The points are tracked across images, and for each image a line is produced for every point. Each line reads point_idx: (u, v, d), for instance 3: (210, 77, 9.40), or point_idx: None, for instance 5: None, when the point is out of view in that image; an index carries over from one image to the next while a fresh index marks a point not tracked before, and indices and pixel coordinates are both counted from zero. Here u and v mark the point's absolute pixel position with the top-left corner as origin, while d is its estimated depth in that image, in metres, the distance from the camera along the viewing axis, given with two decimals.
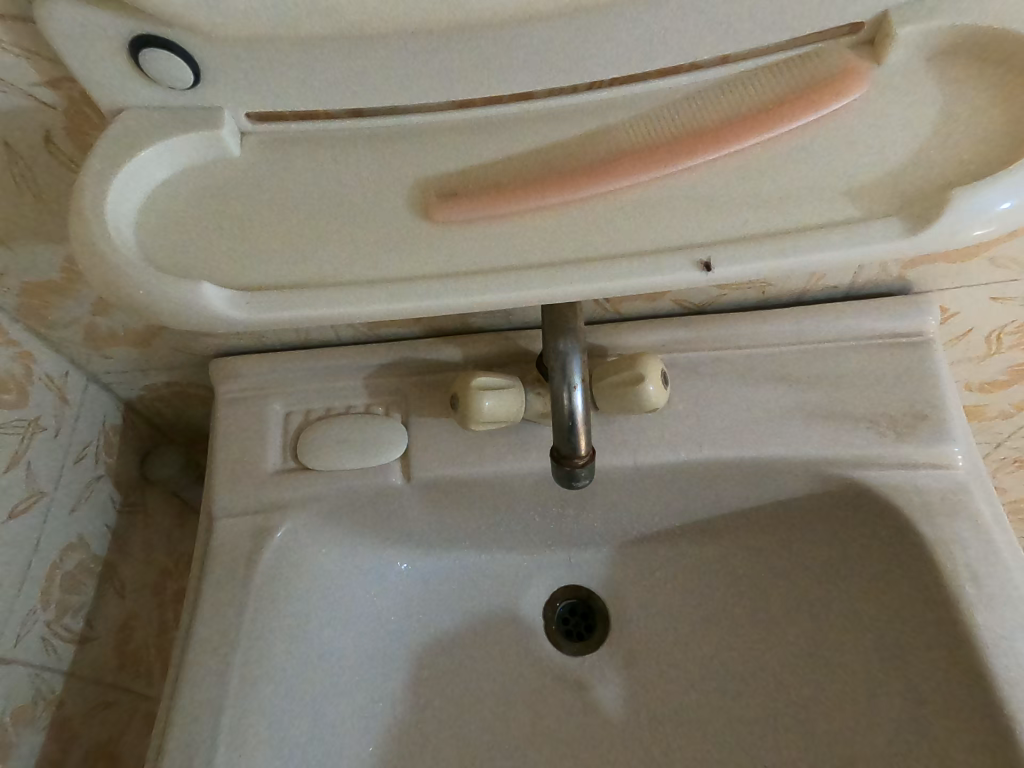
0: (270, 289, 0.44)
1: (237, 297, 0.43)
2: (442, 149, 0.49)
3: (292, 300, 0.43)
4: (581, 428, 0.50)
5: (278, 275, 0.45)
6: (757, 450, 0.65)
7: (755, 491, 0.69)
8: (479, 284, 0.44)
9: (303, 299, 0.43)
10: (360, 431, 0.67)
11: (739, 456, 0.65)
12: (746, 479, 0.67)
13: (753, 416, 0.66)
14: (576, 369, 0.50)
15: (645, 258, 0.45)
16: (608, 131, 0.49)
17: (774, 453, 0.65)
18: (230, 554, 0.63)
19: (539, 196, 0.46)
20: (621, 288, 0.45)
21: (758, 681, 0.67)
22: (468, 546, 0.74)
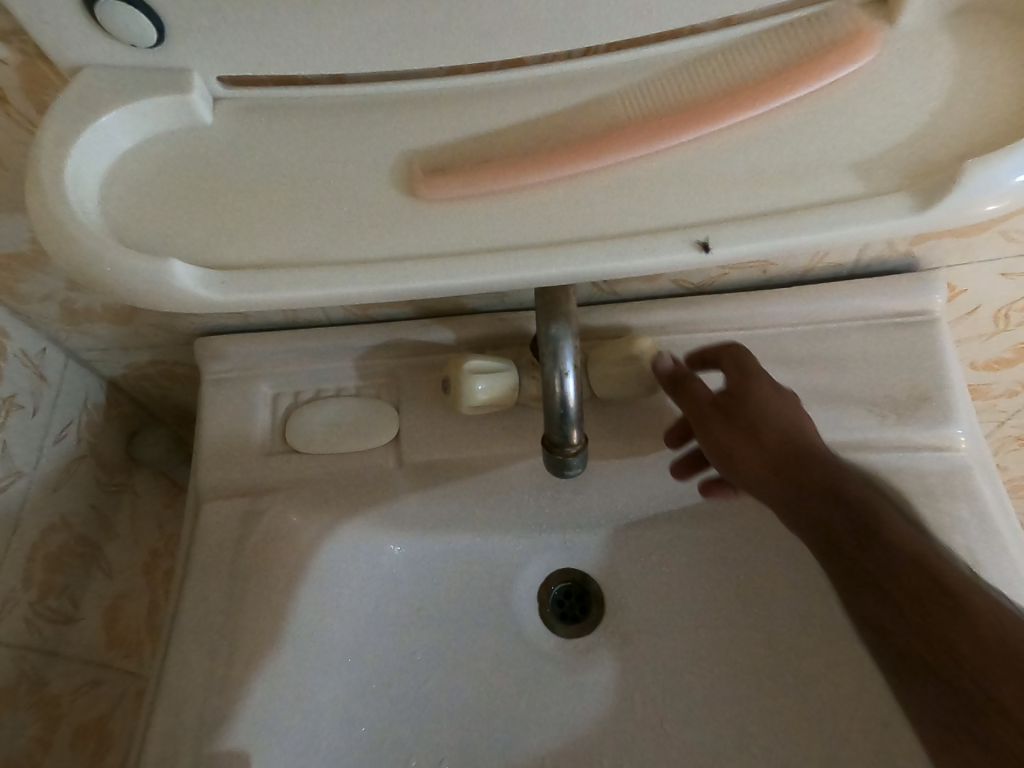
0: (246, 268, 0.42)
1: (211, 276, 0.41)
2: (426, 120, 0.46)
3: (268, 281, 0.41)
4: (574, 416, 0.48)
5: (253, 254, 0.42)
6: None
7: None
8: (464, 266, 0.42)
9: (280, 280, 0.41)
10: (351, 415, 0.66)
11: None
12: None
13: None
14: (568, 355, 0.48)
15: (640, 239, 0.42)
16: (603, 100, 0.45)
17: None
18: (216, 538, 0.62)
19: (529, 173, 0.43)
20: (616, 270, 0.42)
21: (748, 663, 0.67)
22: (460, 528, 0.72)
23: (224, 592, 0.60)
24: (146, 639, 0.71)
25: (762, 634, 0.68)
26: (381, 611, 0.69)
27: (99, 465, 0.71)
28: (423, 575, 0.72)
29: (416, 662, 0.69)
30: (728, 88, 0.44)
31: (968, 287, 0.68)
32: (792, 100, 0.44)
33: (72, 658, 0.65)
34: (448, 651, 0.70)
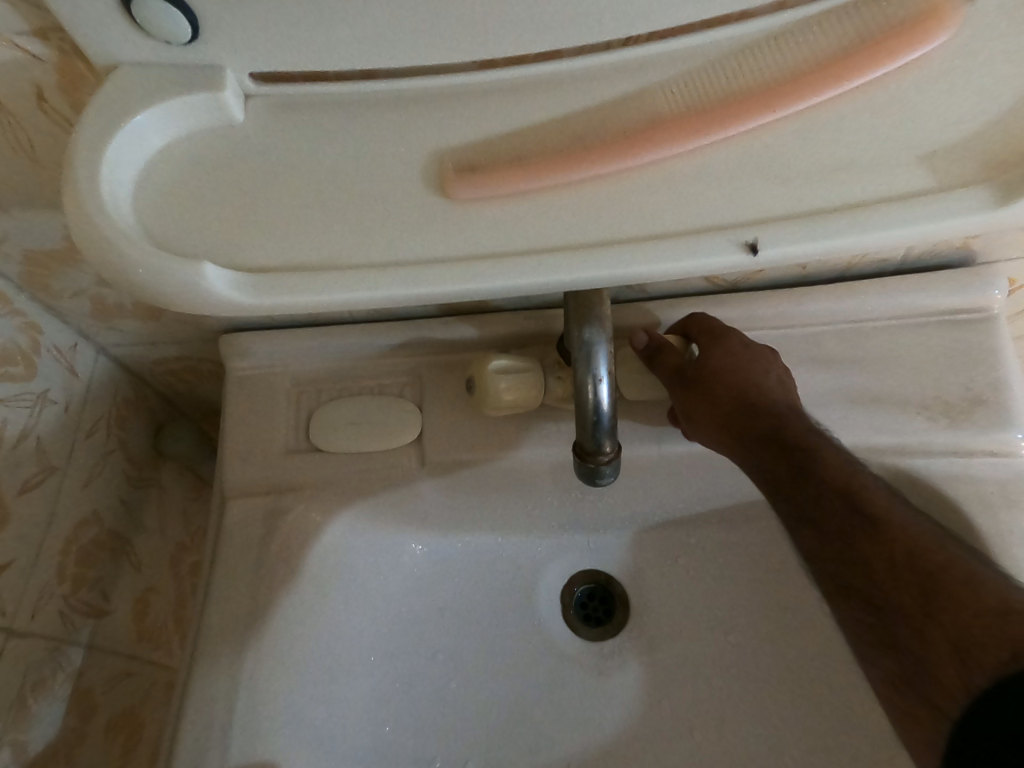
0: (278, 270, 0.41)
1: (243, 279, 0.40)
2: (461, 114, 0.44)
3: (299, 284, 0.40)
4: (607, 422, 0.46)
5: (284, 256, 0.41)
6: None
7: None
8: (500, 269, 0.40)
9: (312, 283, 0.40)
10: (375, 414, 0.65)
11: None
12: None
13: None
14: (601, 359, 0.46)
15: (681, 240, 0.40)
16: (644, 93, 0.43)
17: None
18: (243, 536, 0.62)
19: (567, 170, 0.41)
20: (658, 272, 0.40)
21: (780, 671, 0.66)
22: (484, 529, 0.72)
23: (251, 589, 0.60)
24: (172, 632, 0.74)
25: (796, 639, 0.66)
26: (406, 609, 0.70)
27: (127, 460, 0.71)
28: (446, 574, 0.72)
29: (439, 662, 0.68)
30: (778, 79, 0.41)
31: None
32: (847, 90, 0.41)
33: (105, 652, 0.66)
34: (473, 651, 0.69)
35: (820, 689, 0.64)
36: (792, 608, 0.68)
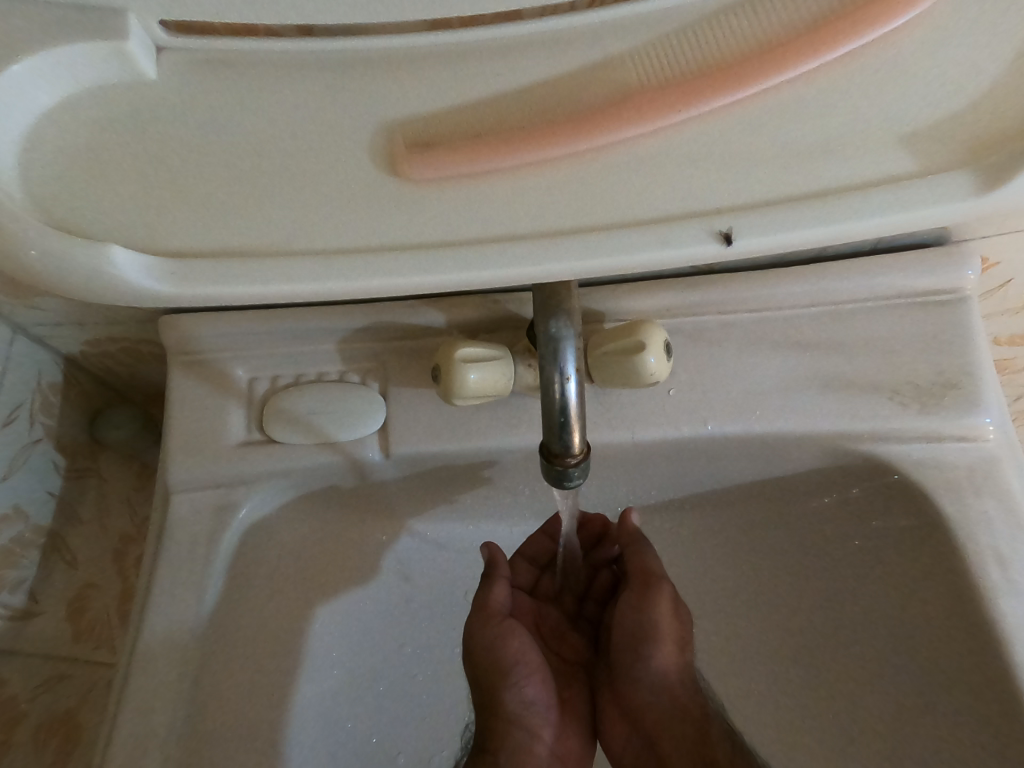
0: (201, 255, 0.36)
1: (158, 264, 0.35)
2: (409, 82, 0.39)
3: (225, 270, 0.35)
4: (575, 424, 0.43)
5: (209, 239, 0.36)
6: (767, 424, 0.59)
7: (760, 467, 0.63)
8: (457, 259, 0.36)
9: (239, 270, 0.35)
10: (335, 403, 0.61)
11: (745, 433, 0.60)
12: (752, 456, 0.62)
13: (765, 386, 0.60)
14: (571, 356, 0.43)
15: (654, 228, 0.36)
16: (614, 60, 0.39)
17: (785, 428, 0.59)
18: (187, 533, 0.58)
19: (529, 150, 0.37)
20: (624, 265, 0.36)
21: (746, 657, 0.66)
22: (451, 515, 0.69)
23: (202, 588, 0.56)
24: (117, 628, 0.68)
25: (752, 622, 0.66)
26: (370, 601, 0.66)
27: (58, 449, 0.65)
28: (414, 563, 0.69)
29: (408, 654, 0.67)
30: (758, 48, 0.38)
31: (1004, 259, 0.62)
32: (834, 57, 0.38)
33: (33, 656, 0.63)
34: (441, 641, 0.69)
35: (770, 667, 0.64)
36: (752, 592, 0.67)
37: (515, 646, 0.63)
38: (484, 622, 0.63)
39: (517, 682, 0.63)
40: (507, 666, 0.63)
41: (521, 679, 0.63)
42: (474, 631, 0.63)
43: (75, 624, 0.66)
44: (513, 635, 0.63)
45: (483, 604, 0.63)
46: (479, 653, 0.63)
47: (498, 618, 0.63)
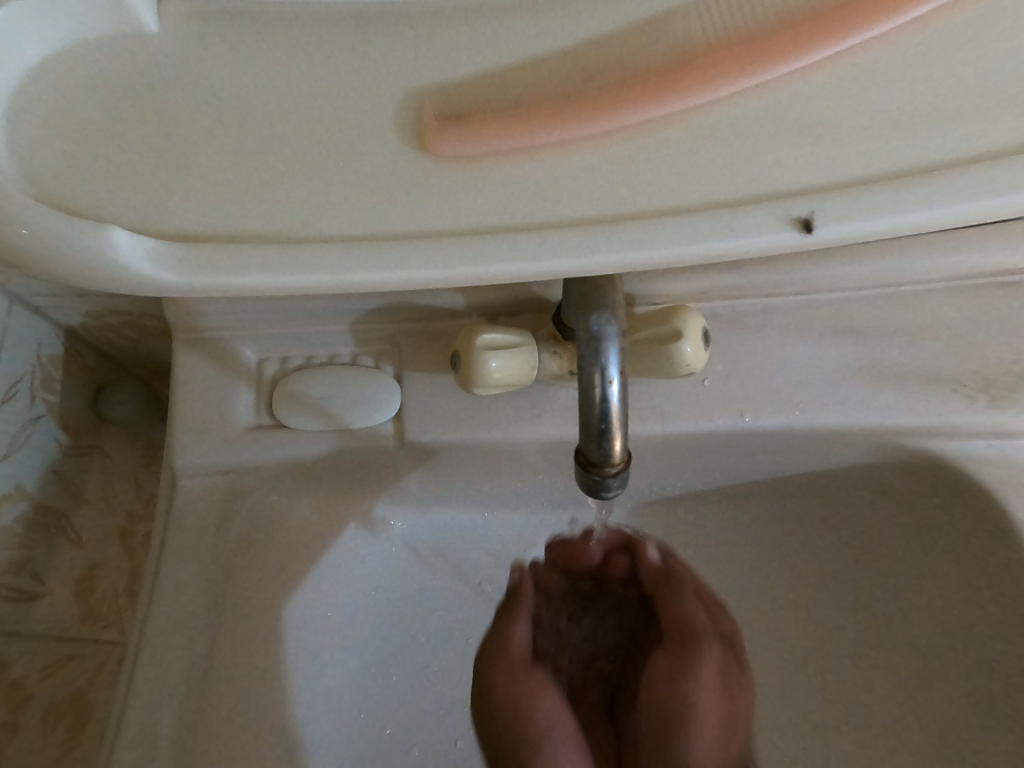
0: (209, 239, 0.32)
1: (158, 247, 0.31)
2: (440, 38, 0.35)
3: (233, 258, 0.31)
4: (617, 430, 0.38)
5: (215, 223, 0.32)
6: (811, 418, 0.56)
7: (800, 461, 0.59)
8: (492, 249, 0.32)
9: (248, 258, 0.31)
10: (348, 388, 0.57)
11: (787, 425, 0.56)
12: (792, 450, 0.58)
13: (811, 377, 0.56)
14: (613, 358, 0.38)
15: (718, 213, 0.32)
16: (674, 13, 0.34)
17: (830, 423, 0.55)
18: (197, 521, 0.56)
19: (578, 123, 0.32)
20: (684, 256, 0.32)
21: (780, 657, 0.61)
22: (466, 501, 0.66)
23: (212, 579, 0.55)
24: (126, 606, 0.67)
25: (782, 621, 0.63)
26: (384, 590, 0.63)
27: (61, 427, 0.63)
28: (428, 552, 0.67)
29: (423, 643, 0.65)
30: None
31: None
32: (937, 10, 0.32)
33: (40, 638, 0.63)
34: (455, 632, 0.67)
35: (810, 667, 0.60)
36: (787, 587, 0.63)
37: (545, 707, 0.57)
38: (508, 673, 0.58)
39: (552, 753, 0.55)
40: (540, 730, 0.56)
41: (554, 749, 0.56)
42: (496, 674, 0.58)
43: (82, 605, 0.65)
44: (543, 695, 0.58)
45: (501, 646, 0.59)
46: (506, 701, 0.57)
47: (521, 659, 0.58)
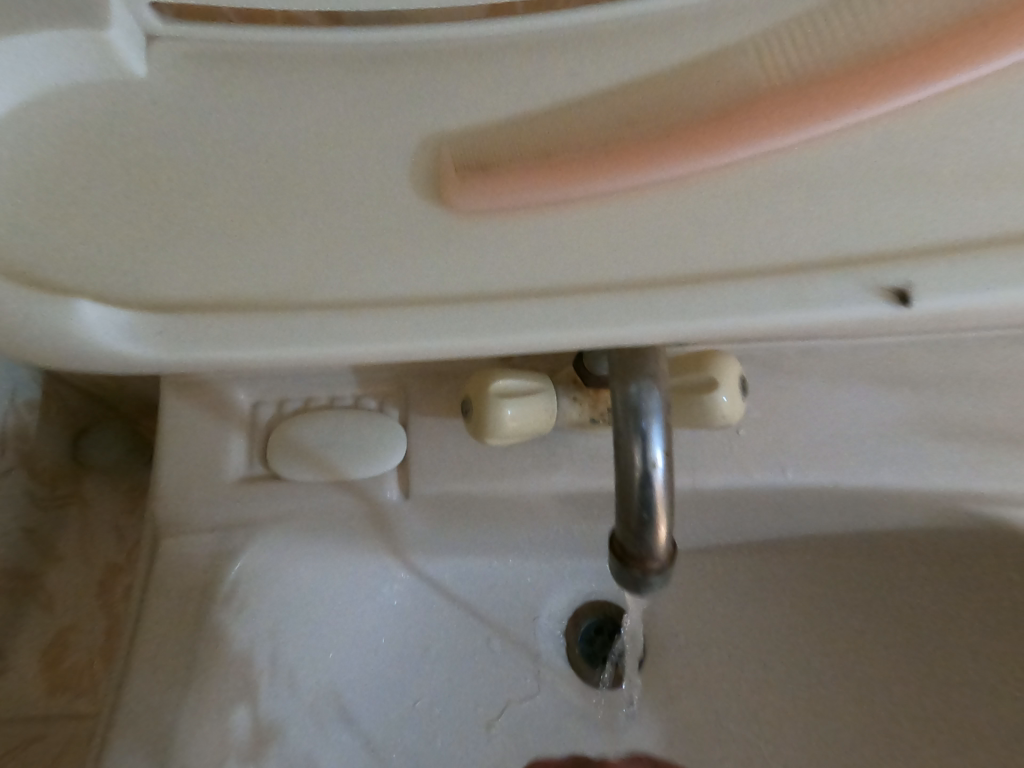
0: (188, 307, 0.28)
1: (131, 320, 0.27)
2: (460, 78, 0.32)
3: (219, 328, 0.27)
4: (661, 523, 0.32)
5: (195, 287, 0.28)
6: (864, 476, 0.50)
7: (850, 517, 0.53)
8: (519, 317, 0.28)
9: (237, 329, 0.27)
10: (351, 434, 0.54)
11: (838, 483, 0.50)
12: (842, 507, 0.52)
13: (859, 431, 0.51)
14: (657, 437, 0.32)
15: (796, 279, 0.27)
16: (728, 54, 0.31)
17: (884, 481, 0.50)
18: (179, 583, 0.50)
19: (612, 174, 0.29)
20: (745, 326, 0.28)
21: (847, 738, 0.52)
22: (476, 554, 0.59)
23: (177, 663, 0.47)
24: (99, 673, 0.63)
25: (843, 702, 0.53)
26: (388, 652, 0.58)
27: (33, 477, 0.59)
28: (432, 613, 0.59)
29: (434, 718, 0.57)
30: (934, 34, 0.28)
31: None
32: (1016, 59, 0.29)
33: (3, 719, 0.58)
34: None
35: (883, 754, 0.51)
36: (847, 660, 0.54)
37: None
38: None
39: None
40: None
41: None
42: None
43: (50, 674, 0.61)
44: None
45: None
46: None
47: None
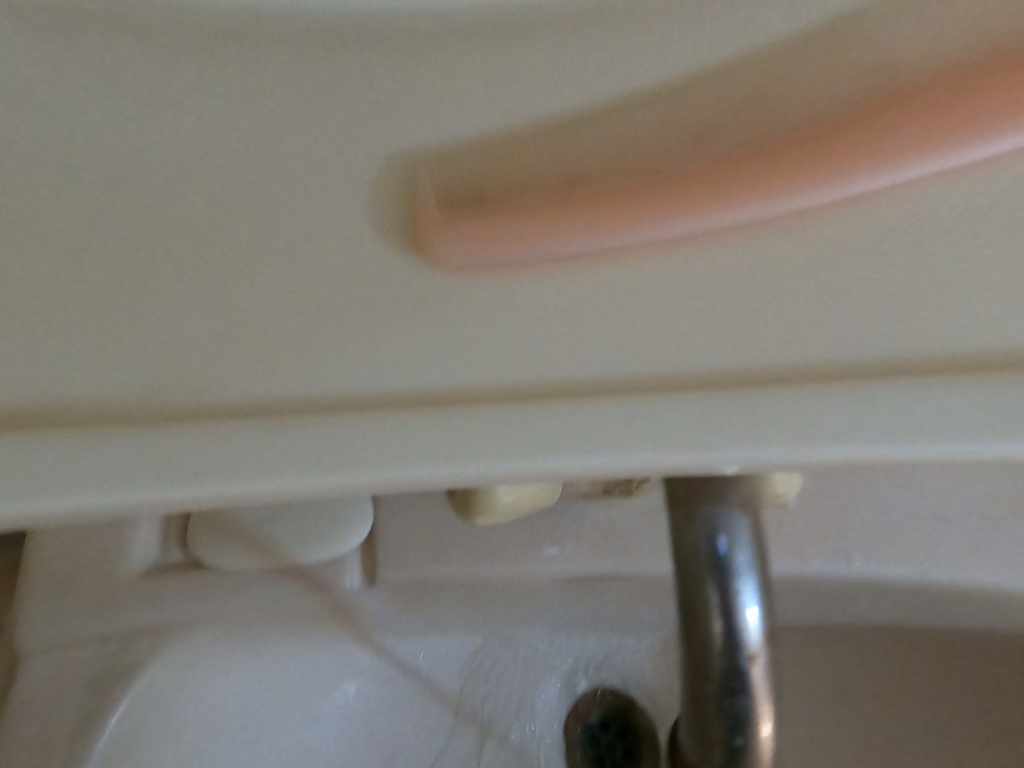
0: (49, 427, 0.19)
1: None
2: (449, 78, 0.24)
3: (96, 462, 0.18)
4: (755, 708, 0.25)
5: (63, 393, 0.19)
6: (946, 570, 0.40)
7: (922, 612, 0.43)
8: (545, 435, 0.18)
9: (78, 456, 0.18)
10: (296, 506, 0.42)
11: (912, 577, 0.40)
12: (913, 603, 0.42)
13: (940, 509, 0.41)
14: (745, 599, 0.25)
15: (967, 384, 0.18)
16: (815, 55, 0.22)
17: (974, 576, 0.40)
18: (76, 702, 0.39)
19: (658, 218, 0.20)
20: (885, 456, 0.18)
21: None
22: (457, 639, 0.48)
23: None
24: None
25: None
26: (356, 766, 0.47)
27: None
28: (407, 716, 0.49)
29: None
30: None
31: None
32: None
33: None
34: None
35: None
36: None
37: None
38: None
39: None
40: None
41: None
42: None
43: None
44: None
45: None
46: None
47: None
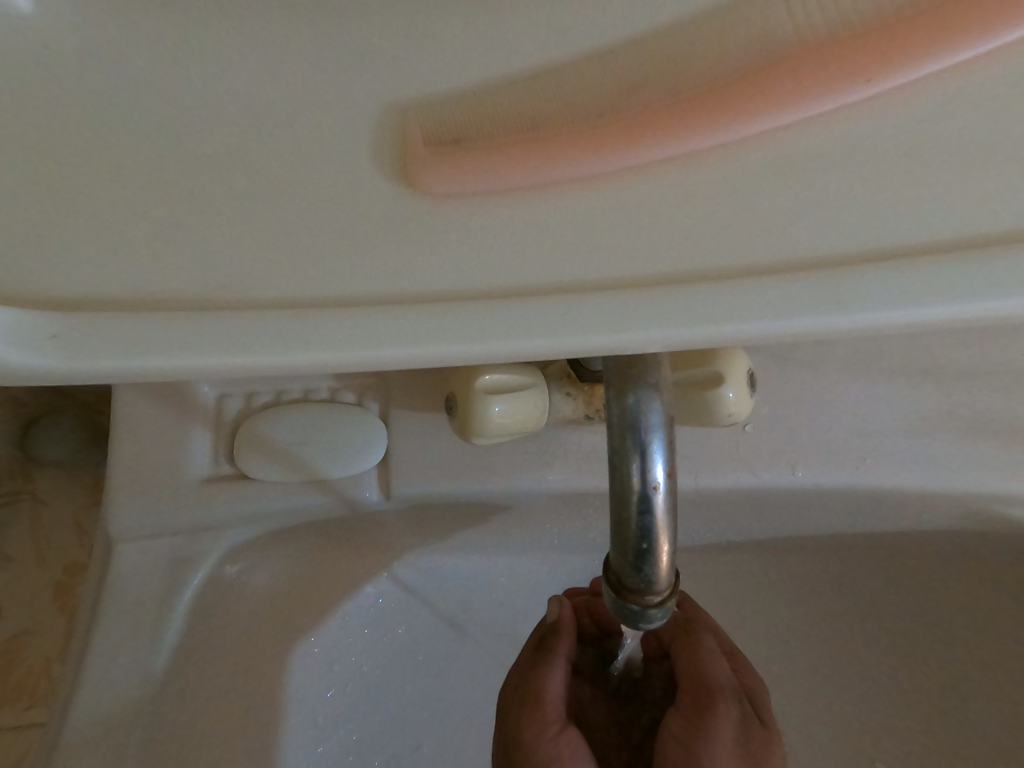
0: (98, 310, 0.23)
1: (13, 325, 0.21)
2: (430, 44, 0.29)
3: (131, 332, 0.22)
4: (663, 549, 0.29)
5: (104, 287, 0.23)
6: (876, 478, 0.45)
7: (861, 519, 0.48)
8: (501, 322, 0.22)
9: (112, 337, 0.22)
10: (320, 431, 0.49)
11: (849, 486, 0.46)
12: (851, 510, 0.48)
13: (880, 428, 0.46)
14: (659, 456, 0.28)
15: (839, 271, 0.22)
16: (732, 24, 0.27)
17: (899, 483, 0.45)
18: (139, 588, 0.47)
19: (592, 147, 0.25)
20: (776, 333, 0.22)
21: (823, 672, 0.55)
22: (463, 546, 0.55)
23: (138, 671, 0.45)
24: (49, 675, 0.68)
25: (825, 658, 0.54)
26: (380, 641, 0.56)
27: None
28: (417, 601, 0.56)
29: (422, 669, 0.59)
30: None
31: None
32: None
33: None
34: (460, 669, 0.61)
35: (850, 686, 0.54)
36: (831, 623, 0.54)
37: None
38: None
39: None
40: None
41: None
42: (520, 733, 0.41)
43: (6, 679, 0.68)
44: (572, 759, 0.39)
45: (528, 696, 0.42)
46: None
47: (558, 726, 0.40)
